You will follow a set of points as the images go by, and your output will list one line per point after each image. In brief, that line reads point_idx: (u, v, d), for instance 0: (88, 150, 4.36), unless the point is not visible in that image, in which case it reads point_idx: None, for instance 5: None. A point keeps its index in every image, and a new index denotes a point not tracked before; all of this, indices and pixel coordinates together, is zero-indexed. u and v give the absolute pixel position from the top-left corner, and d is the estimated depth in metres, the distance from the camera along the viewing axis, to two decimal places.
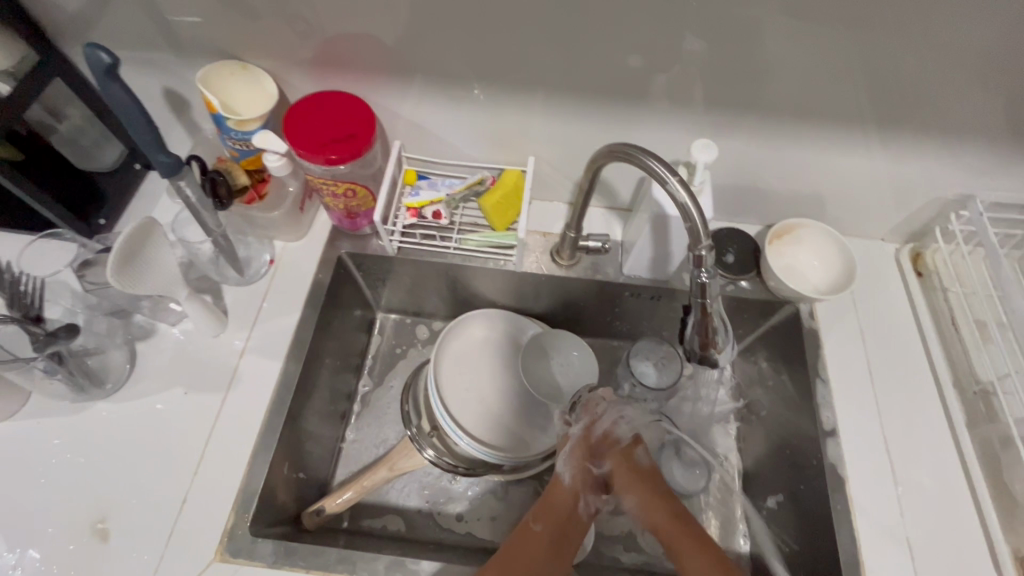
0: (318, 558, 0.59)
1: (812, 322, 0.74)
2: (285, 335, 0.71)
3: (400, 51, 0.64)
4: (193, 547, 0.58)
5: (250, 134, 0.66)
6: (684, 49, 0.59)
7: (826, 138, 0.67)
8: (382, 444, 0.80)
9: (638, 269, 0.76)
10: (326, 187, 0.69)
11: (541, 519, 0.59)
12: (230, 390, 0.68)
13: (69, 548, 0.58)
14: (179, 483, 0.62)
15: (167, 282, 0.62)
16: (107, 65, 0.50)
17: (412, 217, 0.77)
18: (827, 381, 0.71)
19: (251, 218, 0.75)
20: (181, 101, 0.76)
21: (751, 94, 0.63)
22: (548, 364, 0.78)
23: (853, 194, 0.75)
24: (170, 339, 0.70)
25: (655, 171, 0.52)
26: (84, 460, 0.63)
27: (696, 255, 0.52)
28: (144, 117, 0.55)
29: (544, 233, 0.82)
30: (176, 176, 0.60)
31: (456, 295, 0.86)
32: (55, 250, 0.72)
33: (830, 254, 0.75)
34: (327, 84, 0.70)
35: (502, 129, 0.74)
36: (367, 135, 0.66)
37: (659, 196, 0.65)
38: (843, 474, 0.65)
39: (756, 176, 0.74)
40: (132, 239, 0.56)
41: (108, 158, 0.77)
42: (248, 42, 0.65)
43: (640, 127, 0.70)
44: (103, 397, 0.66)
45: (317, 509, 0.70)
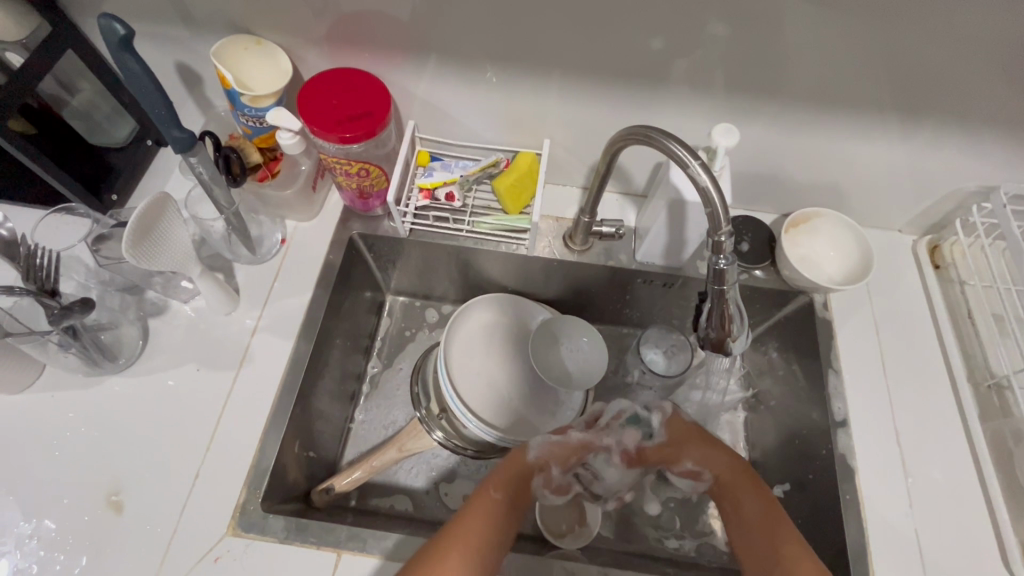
0: (329, 535, 0.59)
1: (826, 313, 0.74)
2: (297, 314, 0.71)
3: (416, 30, 0.63)
4: (206, 521, 0.59)
5: (264, 111, 0.65)
6: (707, 32, 0.58)
7: (849, 125, 0.66)
8: (391, 425, 0.80)
9: (652, 255, 0.76)
10: (339, 166, 0.69)
11: (498, 488, 0.62)
12: (241, 367, 0.68)
13: (84, 518, 0.59)
14: (192, 458, 0.62)
15: (181, 258, 0.62)
16: (122, 37, 0.50)
17: (424, 199, 0.75)
18: (839, 372, 0.70)
19: (263, 197, 0.74)
20: (194, 76, 0.75)
21: (775, 80, 0.62)
22: (559, 350, 0.79)
23: (873, 183, 0.73)
24: (183, 316, 0.70)
25: (676, 155, 0.51)
26: (98, 434, 0.63)
27: (715, 241, 0.51)
28: (159, 91, 0.55)
29: (558, 218, 0.81)
30: (189, 152, 0.60)
31: (466, 279, 0.85)
32: (68, 225, 0.66)
33: (846, 244, 0.74)
34: (342, 61, 0.69)
35: (517, 110, 0.72)
36: (382, 115, 0.65)
37: (677, 182, 0.65)
38: (853, 465, 0.65)
39: (774, 164, 0.73)
40: (148, 214, 0.55)
41: (121, 132, 0.77)
42: (262, 18, 0.64)
43: (658, 111, 0.69)
44: (116, 371, 0.66)
45: (327, 487, 0.70)
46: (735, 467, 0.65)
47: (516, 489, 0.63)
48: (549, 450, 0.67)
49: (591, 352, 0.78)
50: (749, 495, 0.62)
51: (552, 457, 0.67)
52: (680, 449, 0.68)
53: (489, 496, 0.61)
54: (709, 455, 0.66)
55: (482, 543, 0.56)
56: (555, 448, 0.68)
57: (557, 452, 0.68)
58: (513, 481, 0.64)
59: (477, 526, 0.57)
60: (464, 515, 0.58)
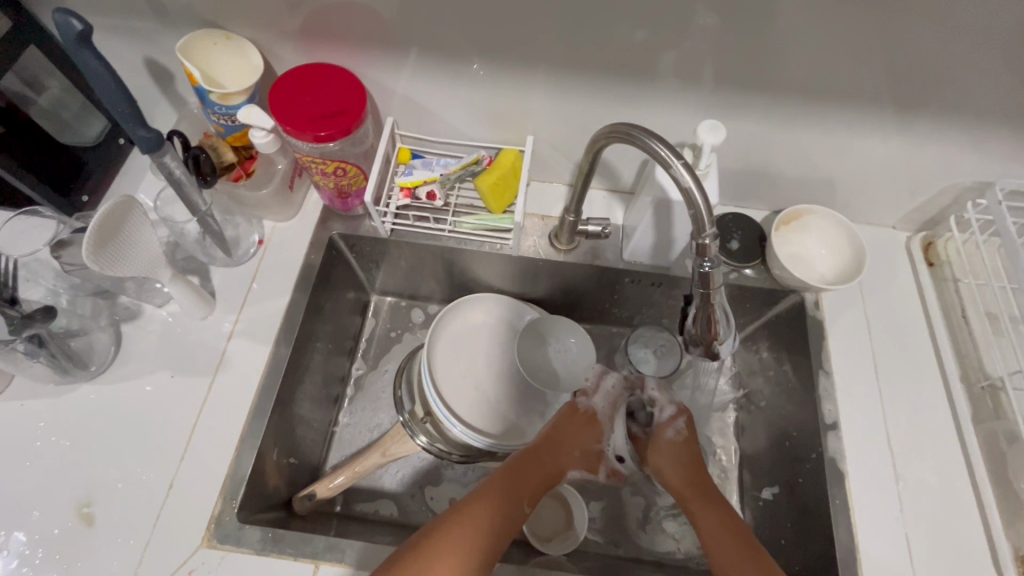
0: (305, 545, 0.58)
1: (817, 312, 0.72)
2: (275, 318, 0.70)
3: (395, 23, 0.61)
4: (181, 533, 0.58)
5: (235, 108, 0.63)
6: (695, 24, 0.55)
7: (841, 120, 0.64)
8: (376, 429, 0.79)
9: (639, 254, 0.74)
10: (315, 166, 0.67)
11: (529, 501, 0.60)
12: (217, 373, 0.66)
13: (55, 531, 0.57)
14: (167, 466, 0.61)
15: (150, 263, 0.59)
16: (78, 32, 0.48)
17: (405, 198, 0.74)
18: (830, 373, 0.69)
19: (239, 199, 0.72)
20: (165, 72, 0.73)
21: (764, 73, 0.60)
22: (545, 350, 0.78)
23: (865, 179, 0.72)
24: (158, 321, 0.69)
25: (658, 154, 0.49)
26: (70, 443, 0.62)
27: (699, 243, 0.49)
28: (120, 89, 0.52)
29: (543, 216, 0.79)
30: (156, 152, 0.58)
31: (452, 278, 0.83)
32: (36, 227, 0.69)
33: (840, 243, 0.73)
34: (318, 56, 0.67)
35: (499, 106, 0.70)
36: (358, 112, 0.63)
37: (662, 180, 0.63)
38: (843, 468, 0.64)
39: (765, 159, 0.71)
40: (111, 216, 0.53)
41: (91, 131, 0.74)
42: (233, 11, 0.61)
43: (646, 106, 0.66)
44: (88, 378, 0.64)
45: (309, 494, 0.69)
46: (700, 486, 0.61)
47: (540, 482, 0.62)
48: (588, 449, 0.66)
49: (577, 353, 0.77)
50: (706, 514, 0.59)
51: (586, 466, 0.66)
52: (659, 451, 0.64)
53: (515, 505, 0.58)
54: (679, 469, 0.63)
55: (490, 551, 0.53)
56: (589, 451, 0.66)
57: (591, 457, 0.66)
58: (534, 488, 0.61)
59: (485, 533, 0.54)
60: (466, 510, 0.55)
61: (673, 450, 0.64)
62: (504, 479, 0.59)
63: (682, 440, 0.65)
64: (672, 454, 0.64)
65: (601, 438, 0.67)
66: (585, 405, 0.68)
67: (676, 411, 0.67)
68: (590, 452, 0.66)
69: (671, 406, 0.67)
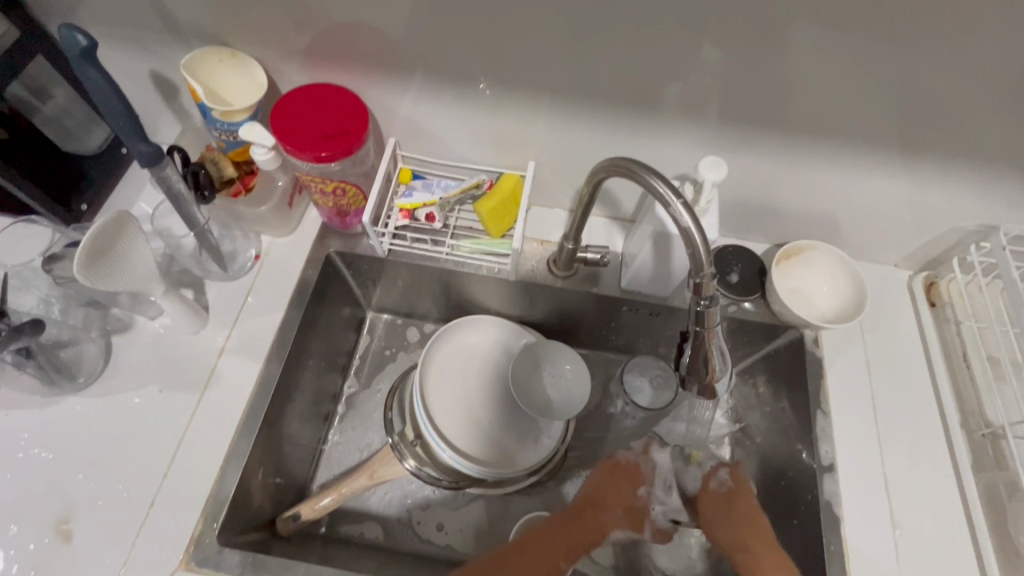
0: (286, 572, 0.57)
1: (816, 349, 0.71)
2: (269, 335, 0.69)
3: (400, 46, 0.61)
4: (158, 556, 0.56)
5: (238, 125, 0.63)
6: (699, 59, 0.56)
7: (844, 157, 0.64)
8: (366, 449, 0.78)
9: (638, 282, 0.73)
10: (314, 185, 0.67)
11: (567, 556, 0.64)
12: (206, 390, 0.65)
13: (31, 546, 0.56)
14: (149, 484, 0.60)
15: (143, 278, 0.59)
16: (83, 48, 0.49)
17: (404, 218, 0.74)
18: (828, 413, 0.68)
19: (237, 213, 0.72)
20: (172, 86, 0.73)
21: (767, 109, 0.60)
22: (540, 376, 0.75)
23: (867, 218, 0.71)
24: (150, 333, 0.68)
25: (657, 192, 0.48)
26: (53, 456, 0.61)
27: (697, 282, 0.48)
28: (123, 105, 0.52)
29: (543, 241, 0.78)
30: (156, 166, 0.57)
31: (449, 299, 0.83)
32: (34, 237, 0.68)
33: (840, 279, 0.72)
34: (323, 75, 0.67)
35: (502, 131, 0.70)
36: (360, 134, 0.63)
37: (661, 215, 0.63)
38: (839, 513, 0.62)
39: (768, 193, 0.70)
40: (104, 230, 0.53)
41: (93, 140, 0.74)
42: (242, 30, 0.62)
43: (648, 137, 0.66)
44: (75, 390, 0.64)
45: (293, 515, 0.67)
46: (755, 537, 0.64)
47: (584, 545, 0.65)
48: (629, 504, 0.69)
49: (573, 379, 0.75)
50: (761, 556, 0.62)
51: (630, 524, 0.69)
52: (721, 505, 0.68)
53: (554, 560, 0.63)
54: (737, 529, 0.65)
55: None
56: (631, 507, 0.69)
57: (635, 515, 0.69)
58: (575, 542, 0.65)
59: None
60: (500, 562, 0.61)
61: (717, 499, 0.68)
62: (546, 535, 0.65)
63: (747, 511, 0.66)
64: (737, 513, 0.66)
65: (639, 490, 0.70)
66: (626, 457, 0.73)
67: (720, 464, 0.71)
68: (633, 509, 0.69)
69: (716, 460, 0.72)
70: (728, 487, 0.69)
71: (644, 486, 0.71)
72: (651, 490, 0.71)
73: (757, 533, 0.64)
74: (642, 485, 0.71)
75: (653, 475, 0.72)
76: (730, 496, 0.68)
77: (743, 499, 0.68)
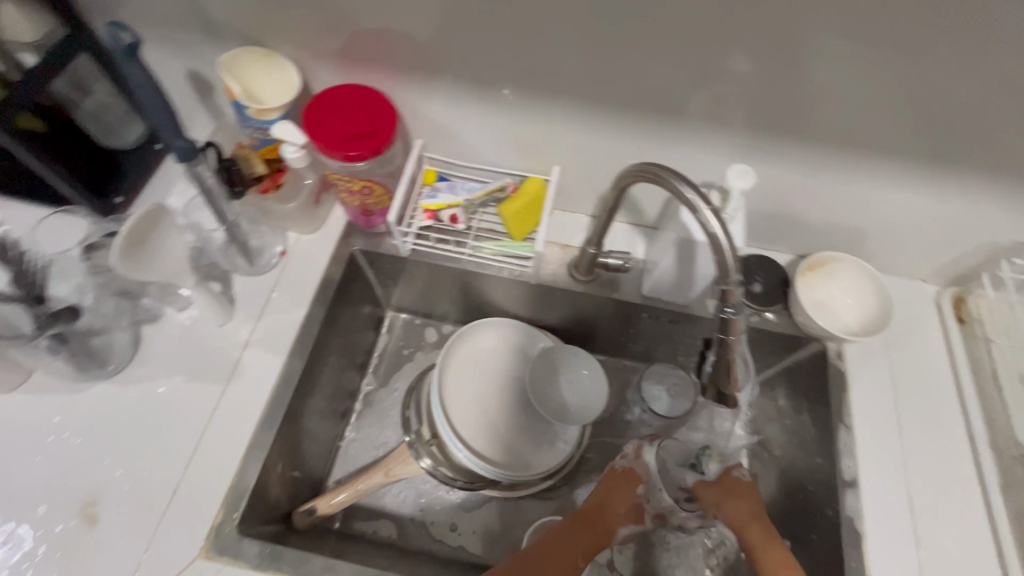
0: (302, 564, 0.57)
1: (839, 362, 0.70)
2: (292, 330, 0.70)
3: (430, 50, 0.62)
4: (178, 544, 0.57)
5: (269, 124, 0.66)
6: (728, 67, 0.56)
7: (873, 169, 0.63)
8: (381, 447, 0.78)
9: (660, 290, 0.73)
10: (342, 184, 0.68)
11: (581, 558, 0.62)
12: (230, 381, 0.66)
13: (58, 528, 0.58)
14: (172, 472, 0.61)
15: (174, 271, 0.62)
16: (128, 45, 0.50)
17: (428, 219, 0.75)
18: (850, 427, 0.67)
19: (265, 208, 0.73)
20: (207, 85, 0.75)
21: (795, 119, 0.60)
22: (557, 381, 0.76)
23: (894, 231, 0.70)
24: (178, 324, 0.69)
25: (685, 197, 0.48)
26: (81, 441, 0.62)
27: (723, 289, 0.48)
28: (162, 101, 0.54)
29: (564, 245, 0.79)
30: (191, 161, 0.59)
31: (468, 301, 0.83)
32: (66, 227, 0.70)
33: (866, 292, 0.71)
34: (353, 77, 0.68)
35: (527, 135, 0.71)
36: (388, 134, 0.64)
37: (688, 220, 0.62)
38: (861, 530, 0.61)
39: (793, 204, 0.70)
40: (140, 224, 0.58)
41: (130, 135, 0.77)
42: (278, 31, 0.64)
43: (673, 145, 0.66)
44: (104, 377, 0.65)
45: (309, 509, 0.68)
46: (758, 529, 0.63)
47: (596, 544, 0.64)
48: (630, 503, 0.68)
49: (589, 384, 0.75)
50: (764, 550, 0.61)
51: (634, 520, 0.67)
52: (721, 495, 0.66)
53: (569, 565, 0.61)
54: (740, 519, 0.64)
55: None
56: (632, 506, 0.68)
57: (636, 511, 0.68)
58: (588, 546, 0.63)
59: None
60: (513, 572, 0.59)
61: (720, 491, 0.67)
62: (556, 541, 0.62)
63: (751, 505, 0.65)
64: (740, 504, 0.65)
65: (637, 490, 0.69)
66: (619, 463, 0.71)
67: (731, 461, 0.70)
68: (635, 507, 0.68)
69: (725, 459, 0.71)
70: (732, 478, 0.68)
71: (642, 484, 0.69)
72: (648, 488, 0.69)
73: (760, 526, 0.63)
74: (638, 483, 0.69)
75: (648, 472, 0.69)
76: (734, 487, 0.67)
77: (745, 490, 0.66)
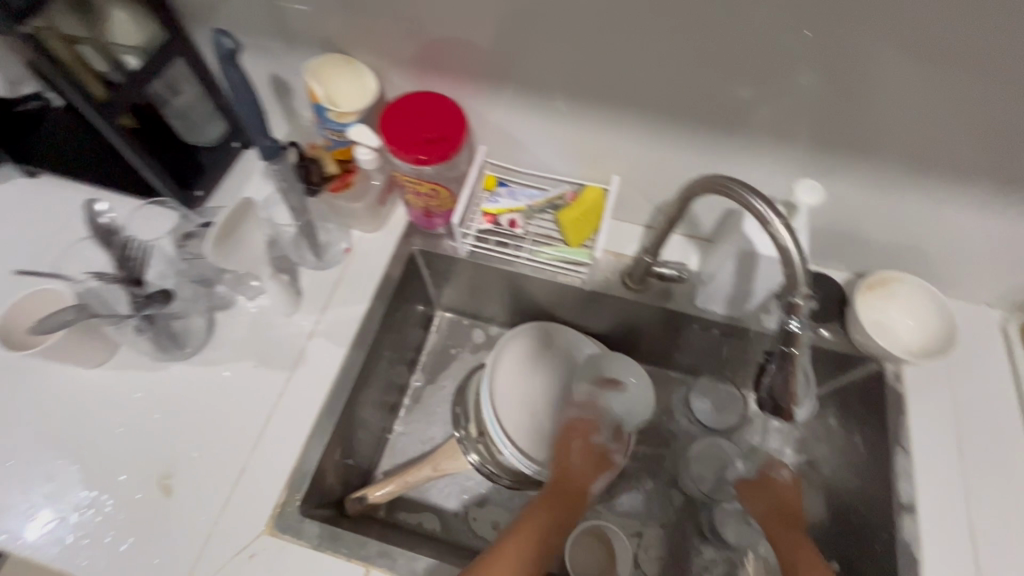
0: (359, 548, 0.59)
1: (897, 384, 0.69)
2: (353, 323, 0.73)
3: (501, 60, 0.65)
4: (245, 519, 0.61)
5: (347, 126, 0.70)
6: (796, 83, 0.56)
7: (941, 189, 0.62)
8: (428, 442, 0.81)
9: (713, 302, 0.73)
10: (409, 185, 0.71)
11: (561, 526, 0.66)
12: (295, 369, 0.69)
13: (137, 496, 0.62)
14: (241, 450, 0.64)
15: (253, 261, 0.68)
16: (230, 51, 0.55)
17: (486, 222, 0.77)
18: (908, 450, 0.65)
19: (337, 207, 0.77)
20: (284, 88, 0.79)
21: (862, 136, 0.60)
22: (604, 388, 0.77)
23: (959, 254, 0.69)
24: (249, 312, 0.73)
25: (755, 209, 0.49)
26: (158, 416, 0.66)
27: (790, 302, 0.49)
28: (255, 104, 0.58)
29: (617, 253, 0.80)
30: (274, 160, 0.63)
31: (518, 304, 0.85)
32: (158, 217, 0.79)
33: (926, 314, 0.69)
34: (423, 84, 0.72)
35: (587, 144, 0.72)
36: (457, 139, 0.67)
37: (750, 233, 0.64)
38: (918, 556, 0.60)
39: (853, 222, 0.69)
40: (233, 215, 0.63)
41: (210, 133, 0.83)
42: (358, 39, 0.67)
43: (734, 159, 0.67)
44: (181, 359, 0.70)
45: (360, 496, 0.71)
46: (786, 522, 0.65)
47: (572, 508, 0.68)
48: (589, 455, 0.73)
49: (635, 392, 0.77)
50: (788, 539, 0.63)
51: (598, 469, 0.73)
52: (757, 489, 0.69)
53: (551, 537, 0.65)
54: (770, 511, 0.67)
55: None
56: (587, 458, 0.72)
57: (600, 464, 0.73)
58: (567, 511, 0.67)
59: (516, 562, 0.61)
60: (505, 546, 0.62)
61: (754, 487, 0.70)
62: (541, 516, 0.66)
63: (787, 502, 0.67)
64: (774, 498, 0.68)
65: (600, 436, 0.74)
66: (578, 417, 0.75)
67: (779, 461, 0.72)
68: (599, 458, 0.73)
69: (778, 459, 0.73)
70: (774, 476, 0.70)
71: (597, 433, 0.74)
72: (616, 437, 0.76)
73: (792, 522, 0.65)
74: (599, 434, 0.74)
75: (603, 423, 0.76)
76: (773, 484, 0.69)
77: (783, 488, 0.69)
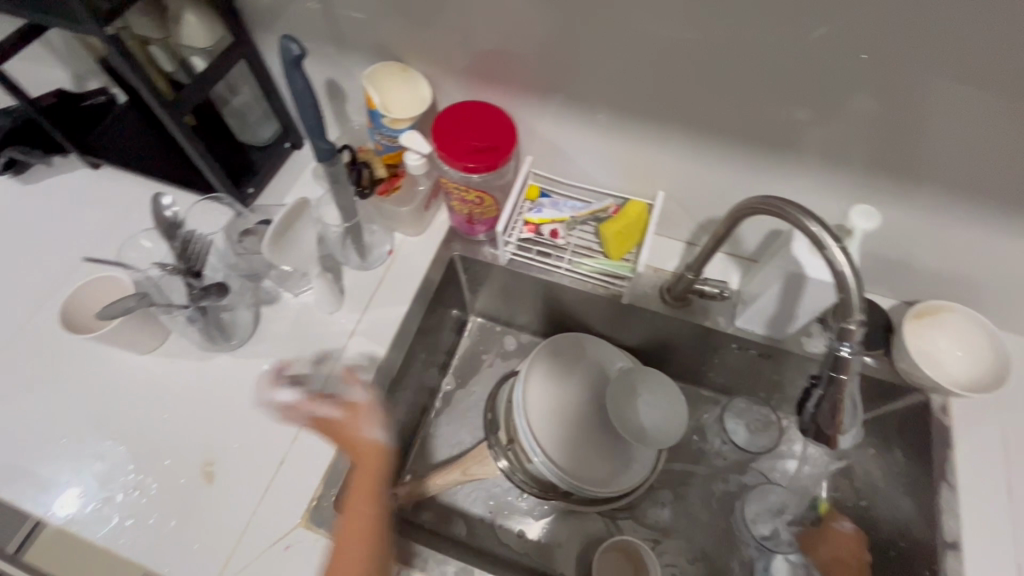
0: (392, 547, 0.61)
1: (943, 417, 0.67)
2: (393, 324, 0.74)
3: (552, 73, 0.66)
4: (281, 511, 0.62)
5: (400, 133, 0.72)
6: (852, 107, 0.56)
7: (999, 220, 0.61)
8: (457, 446, 0.82)
9: (753, 322, 0.72)
10: (457, 192, 0.73)
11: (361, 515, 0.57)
12: (335, 366, 0.71)
13: (181, 480, 0.64)
14: (280, 443, 0.66)
15: (301, 261, 0.73)
16: (295, 56, 0.57)
17: (529, 232, 0.78)
18: (954, 486, 0.64)
19: (381, 210, 0.79)
20: (336, 92, 0.82)
21: (918, 163, 0.59)
22: (636, 402, 0.76)
23: (1014, 287, 0.67)
24: (293, 308, 0.75)
25: (810, 232, 0.49)
26: (202, 404, 0.69)
27: (843, 327, 0.49)
28: (315, 108, 0.60)
29: (656, 267, 0.80)
30: (330, 162, 0.65)
31: (552, 314, 0.86)
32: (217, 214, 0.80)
33: (979, 346, 0.66)
34: (472, 93, 0.73)
35: (633, 159, 0.73)
36: (507, 149, 0.68)
37: (799, 254, 0.62)
38: None
39: (902, 248, 0.68)
40: (290, 214, 0.69)
41: (264, 133, 0.85)
42: (413, 48, 0.69)
43: (781, 180, 0.67)
44: (228, 350, 0.72)
45: (391, 495, 0.72)
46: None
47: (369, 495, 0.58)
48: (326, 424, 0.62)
49: (670, 410, 0.75)
50: None
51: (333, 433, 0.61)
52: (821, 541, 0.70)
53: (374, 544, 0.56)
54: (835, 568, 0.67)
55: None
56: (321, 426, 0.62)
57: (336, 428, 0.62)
58: (365, 501, 0.58)
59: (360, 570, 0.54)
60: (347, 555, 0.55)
61: (817, 537, 0.71)
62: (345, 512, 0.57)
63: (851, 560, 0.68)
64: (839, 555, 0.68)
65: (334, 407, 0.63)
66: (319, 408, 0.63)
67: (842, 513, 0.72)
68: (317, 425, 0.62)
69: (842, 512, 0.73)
70: (837, 530, 0.70)
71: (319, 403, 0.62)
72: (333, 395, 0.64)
73: None
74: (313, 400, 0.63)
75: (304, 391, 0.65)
76: (838, 539, 0.70)
77: (849, 545, 0.69)
